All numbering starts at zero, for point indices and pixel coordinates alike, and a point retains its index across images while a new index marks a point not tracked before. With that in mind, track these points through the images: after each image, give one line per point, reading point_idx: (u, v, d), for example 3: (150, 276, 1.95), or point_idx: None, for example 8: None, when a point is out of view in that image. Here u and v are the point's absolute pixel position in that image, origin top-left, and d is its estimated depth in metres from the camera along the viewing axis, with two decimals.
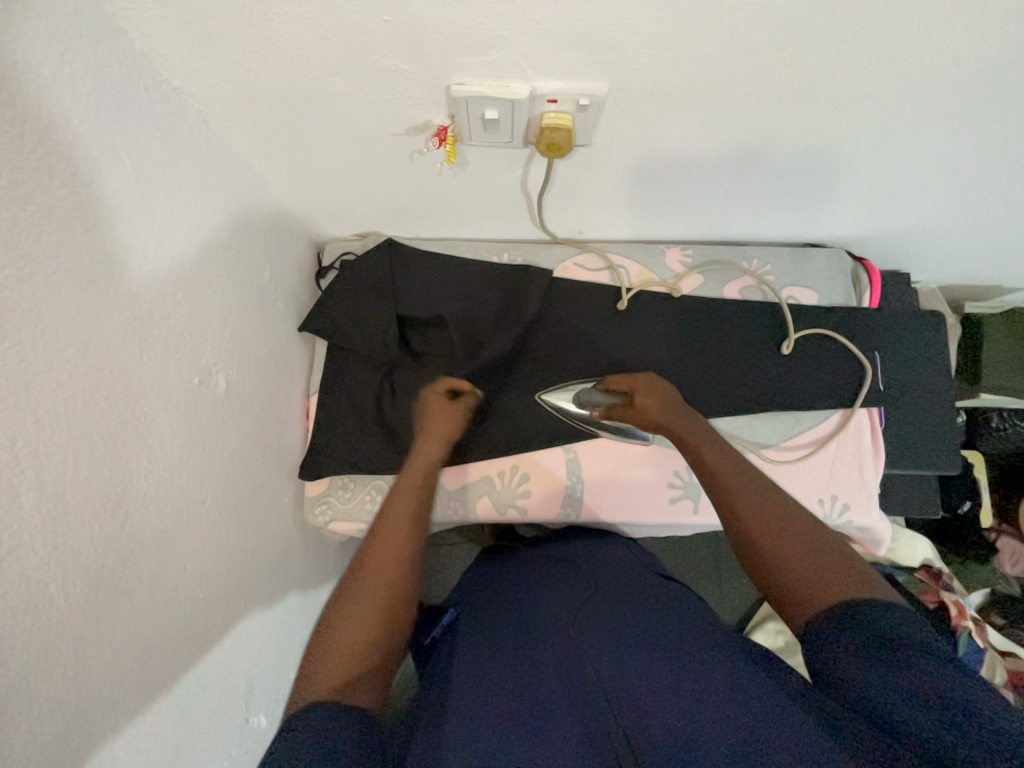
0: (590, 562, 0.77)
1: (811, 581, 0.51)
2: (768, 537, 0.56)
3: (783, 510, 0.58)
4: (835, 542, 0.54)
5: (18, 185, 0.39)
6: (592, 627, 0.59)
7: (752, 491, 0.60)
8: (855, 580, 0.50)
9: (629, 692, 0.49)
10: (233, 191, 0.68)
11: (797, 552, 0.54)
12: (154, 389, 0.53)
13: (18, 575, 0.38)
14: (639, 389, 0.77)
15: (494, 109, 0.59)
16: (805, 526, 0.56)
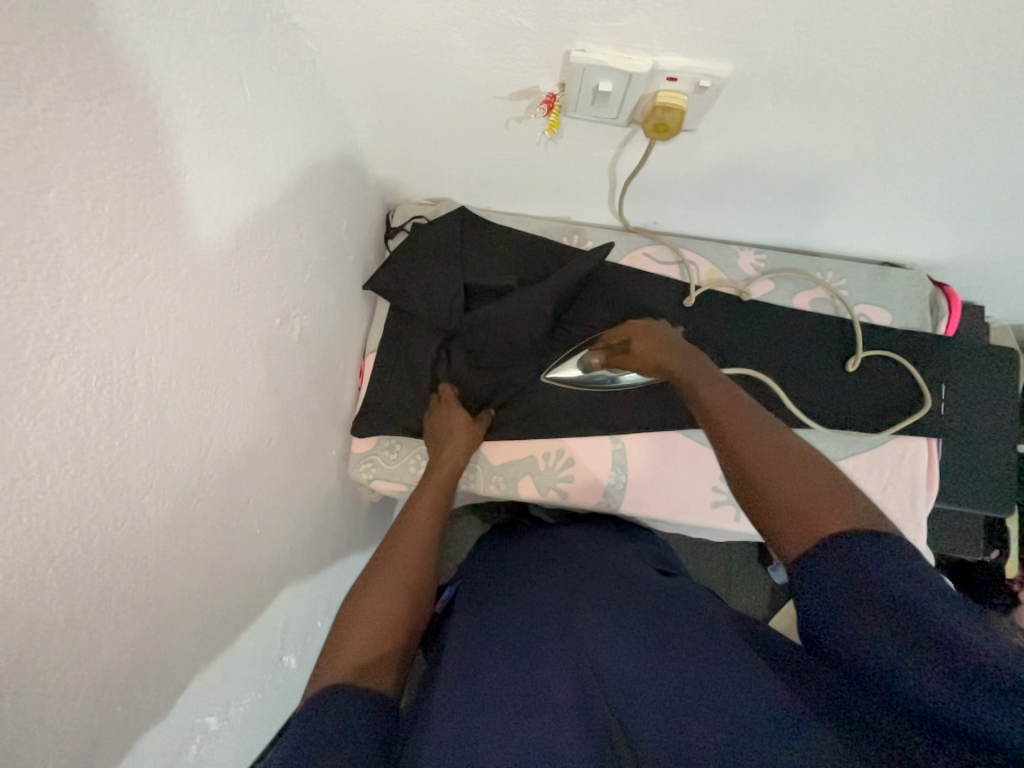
0: (589, 550, 0.75)
1: (803, 503, 0.48)
2: (758, 463, 0.52)
3: (773, 438, 0.54)
4: (826, 467, 0.50)
5: (159, 97, 0.39)
6: (587, 608, 0.57)
7: (751, 426, 0.56)
8: (854, 511, 0.46)
9: (629, 669, 0.47)
10: (327, 136, 0.67)
11: (796, 481, 0.49)
12: (244, 323, 0.54)
13: (123, 481, 0.39)
14: (636, 335, 0.80)
15: (609, 82, 0.58)
16: (797, 452, 0.52)
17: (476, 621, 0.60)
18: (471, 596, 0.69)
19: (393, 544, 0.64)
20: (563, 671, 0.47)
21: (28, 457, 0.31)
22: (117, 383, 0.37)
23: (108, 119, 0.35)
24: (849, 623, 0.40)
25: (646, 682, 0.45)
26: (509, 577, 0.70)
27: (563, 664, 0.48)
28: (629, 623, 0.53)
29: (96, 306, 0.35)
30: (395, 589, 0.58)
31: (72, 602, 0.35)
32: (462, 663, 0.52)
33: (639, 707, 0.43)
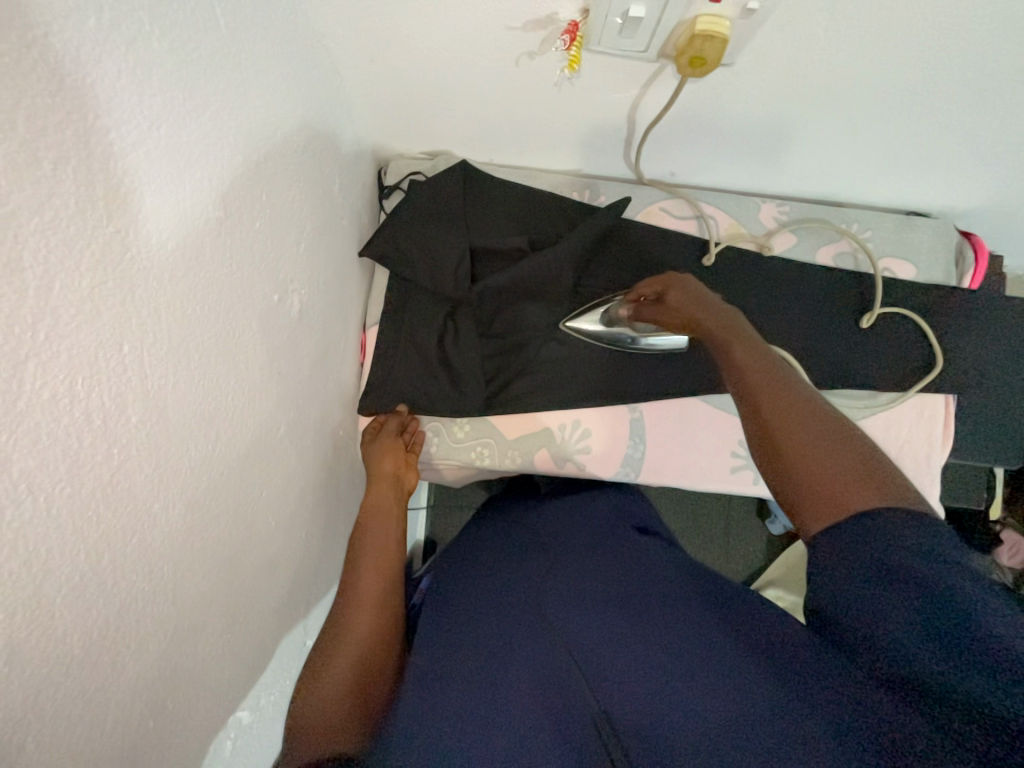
0: (573, 519, 0.73)
1: (833, 479, 0.44)
2: (791, 432, 0.48)
3: (811, 408, 0.49)
4: (866, 447, 0.45)
5: (119, 26, 0.32)
6: (559, 586, 0.55)
7: (789, 391, 0.51)
8: (888, 489, 0.42)
9: (603, 650, 0.46)
10: (313, 78, 0.58)
11: (831, 452, 0.45)
12: (241, 303, 0.48)
13: (127, 494, 0.34)
14: (672, 288, 0.68)
15: (642, 5, 0.50)
16: (835, 427, 0.47)
17: (449, 609, 0.59)
18: (445, 579, 0.67)
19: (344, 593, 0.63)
20: (533, 667, 0.47)
21: (17, 479, 0.26)
22: (109, 384, 0.32)
23: (59, 55, 0.28)
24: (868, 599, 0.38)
25: (619, 662, 0.45)
26: (488, 556, 0.68)
27: (536, 657, 0.48)
28: (601, 603, 0.52)
29: (73, 295, 0.29)
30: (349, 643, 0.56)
31: (87, 629, 0.32)
32: (430, 662, 0.52)
33: (613, 698, 0.43)
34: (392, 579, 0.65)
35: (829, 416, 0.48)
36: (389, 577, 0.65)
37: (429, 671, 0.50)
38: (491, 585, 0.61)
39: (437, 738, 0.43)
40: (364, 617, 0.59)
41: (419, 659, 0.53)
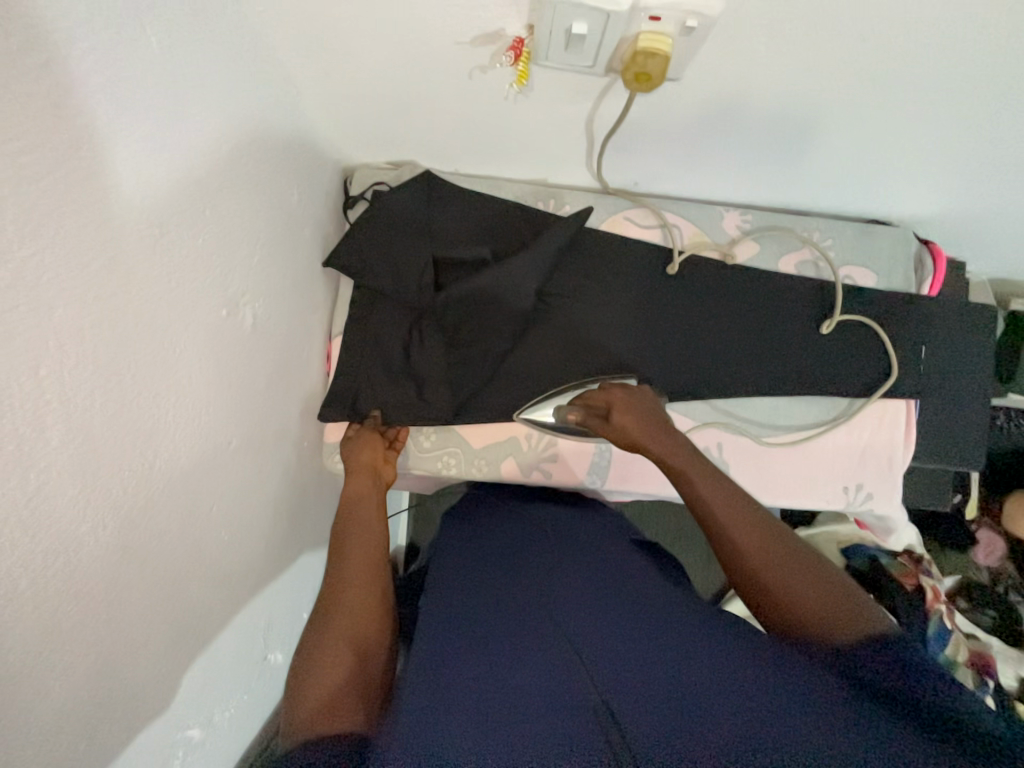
0: (558, 521, 0.74)
1: (810, 613, 0.49)
2: (761, 567, 0.53)
3: (770, 538, 0.56)
4: (827, 573, 0.52)
5: (30, 51, 0.31)
6: (567, 594, 0.55)
7: (746, 522, 0.57)
8: (852, 612, 0.48)
9: (612, 669, 0.45)
10: (264, 91, 0.58)
11: (799, 581, 0.51)
12: (182, 320, 0.47)
13: (47, 517, 0.34)
14: (616, 406, 0.74)
15: (584, 23, 0.50)
16: (799, 557, 0.54)
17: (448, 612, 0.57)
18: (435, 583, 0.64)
19: (333, 584, 0.60)
20: (547, 672, 0.46)
21: None
22: (22, 408, 0.32)
23: None
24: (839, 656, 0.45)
25: (626, 686, 0.44)
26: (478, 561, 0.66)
27: (546, 663, 0.47)
28: (597, 605, 0.53)
29: None
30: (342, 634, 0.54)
31: (2, 654, 0.32)
32: (433, 655, 0.50)
33: (623, 694, 0.43)
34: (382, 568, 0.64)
35: (792, 544, 0.55)
36: (381, 566, 0.64)
37: (436, 666, 0.48)
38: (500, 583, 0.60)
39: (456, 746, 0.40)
40: (360, 608, 0.57)
41: (426, 647, 0.51)
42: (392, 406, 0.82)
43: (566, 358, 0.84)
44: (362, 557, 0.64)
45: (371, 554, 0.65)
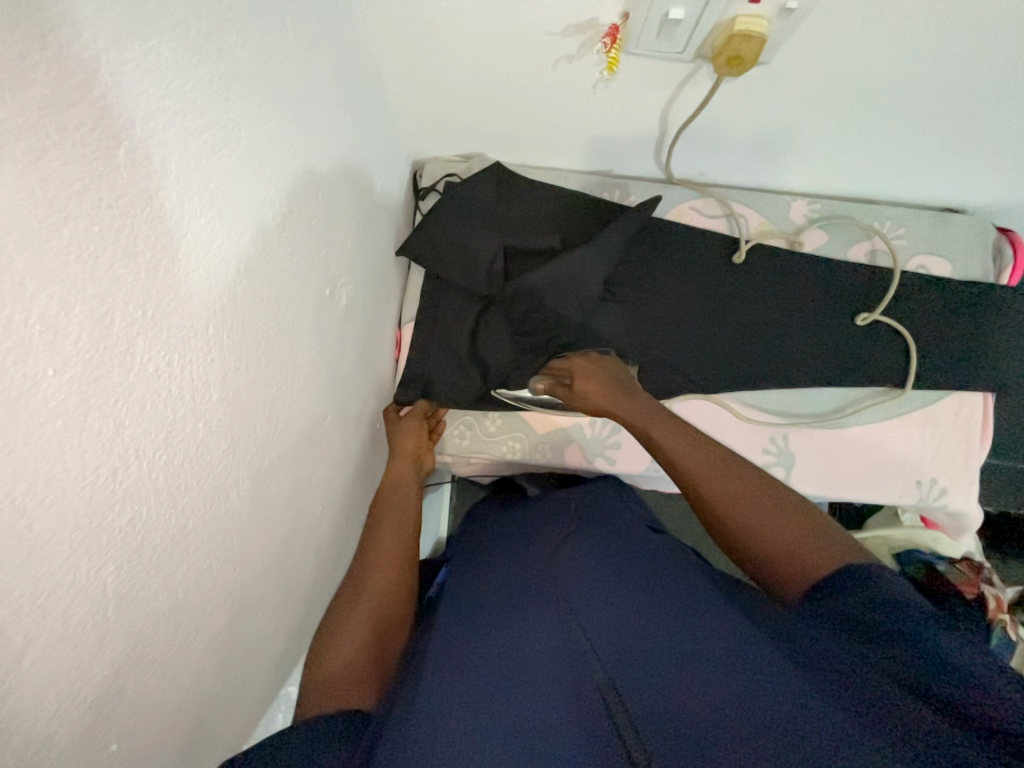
0: (586, 506, 0.72)
1: (793, 552, 0.50)
2: (740, 512, 0.55)
3: (744, 480, 0.58)
4: (801, 510, 0.54)
5: (214, 37, 0.34)
6: (578, 572, 0.54)
7: (721, 468, 0.59)
8: (830, 547, 0.50)
9: (627, 640, 0.45)
10: (364, 83, 0.62)
11: (777, 524, 0.53)
12: (299, 296, 0.50)
13: (207, 467, 0.37)
14: (579, 373, 0.75)
15: (682, 8, 0.52)
16: (776, 498, 0.56)
17: (463, 599, 0.58)
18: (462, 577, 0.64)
19: (361, 562, 0.61)
20: (558, 646, 0.45)
21: (127, 443, 0.29)
22: (196, 363, 0.35)
23: (168, 60, 0.30)
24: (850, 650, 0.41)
25: (647, 663, 0.42)
26: (496, 553, 0.66)
27: (553, 636, 0.46)
28: (616, 592, 0.50)
29: (175, 280, 0.32)
30: (366, 613, 0.55)
31: (176, 589, 0.34)
32: (452, 635, 0.51)
33: (640, 680, 0.41)
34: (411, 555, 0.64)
35: (767, 486, 0.57)
36: (408, 551, 0.64)
37: (450, 646, 0.49)
38: (512, 571, 0.59)
39: (457, 718, 0.41)
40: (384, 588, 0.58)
41: (444, 633, 0.52)
42: (457, 393, 0.84)
43: (632, 347, 0.85)
44: (393, 540, 0.64)
45: (400, 535, 0.65)
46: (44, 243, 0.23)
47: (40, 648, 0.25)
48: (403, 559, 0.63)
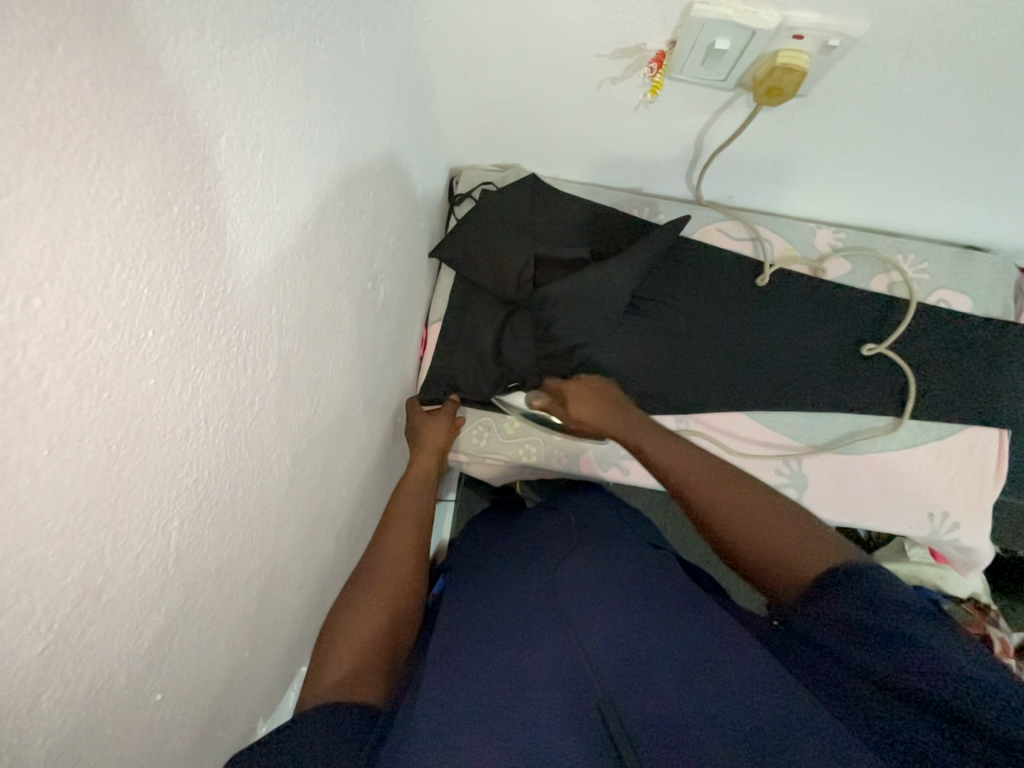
0: (585, 515, 0.73)
1: (789, 555, 0.51)
2: (734, 520, 0.57)
3: (735, 487, 0.60)
4: (794, 512, 0.55)
5: (302, 41, 0.37)
6: (577, 581, 0.54)
7: (713, 478, 0.62)
8: (826, 548, 0.51)
9: (626, 656, 0.45)
10: (416, 91, 0.65)
11: (769, 529, 0.54)
12: (346, 287, 0.53)
13: (258, 441, 0.39)
14: (571, 396, 0.79)
15: (727, 39, 0.55)
16: (769, 503, 0.57)
17: (460, 600, 0.58)
18: (461, 580, 0.64)
19: (377, 555, 0.62)
20: (555, 658, 0.45)
21: (199, 408, 0.31)
22: (260, 339, 0.37)
23: (265, 58, 0.33)
24: (853, 650, 0.42)
25: (644, 678, 0.43)
26: (496, 554, 0.67)
27: (553, 650, 0.46)
28: (618, 598, 0.51)
29: (250, 260, 0.34)
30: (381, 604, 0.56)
31: (221, 554, 0.36)
32: (450, 642, 0.50)
33: (636, 699, 0.41)
34: (424, 553, 0.65)
35: (759, 491, 0.59)
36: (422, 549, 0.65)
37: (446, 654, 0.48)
38: (510, 577, 0.59)
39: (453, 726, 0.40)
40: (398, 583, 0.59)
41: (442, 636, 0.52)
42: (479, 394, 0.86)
43: (653, 359, 0.86)
44: (408, 537, 0.65)
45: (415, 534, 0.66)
46: (158, 217, 0.25)
47: (113, 591, 0.26)
48: (417, 557, 0.63)
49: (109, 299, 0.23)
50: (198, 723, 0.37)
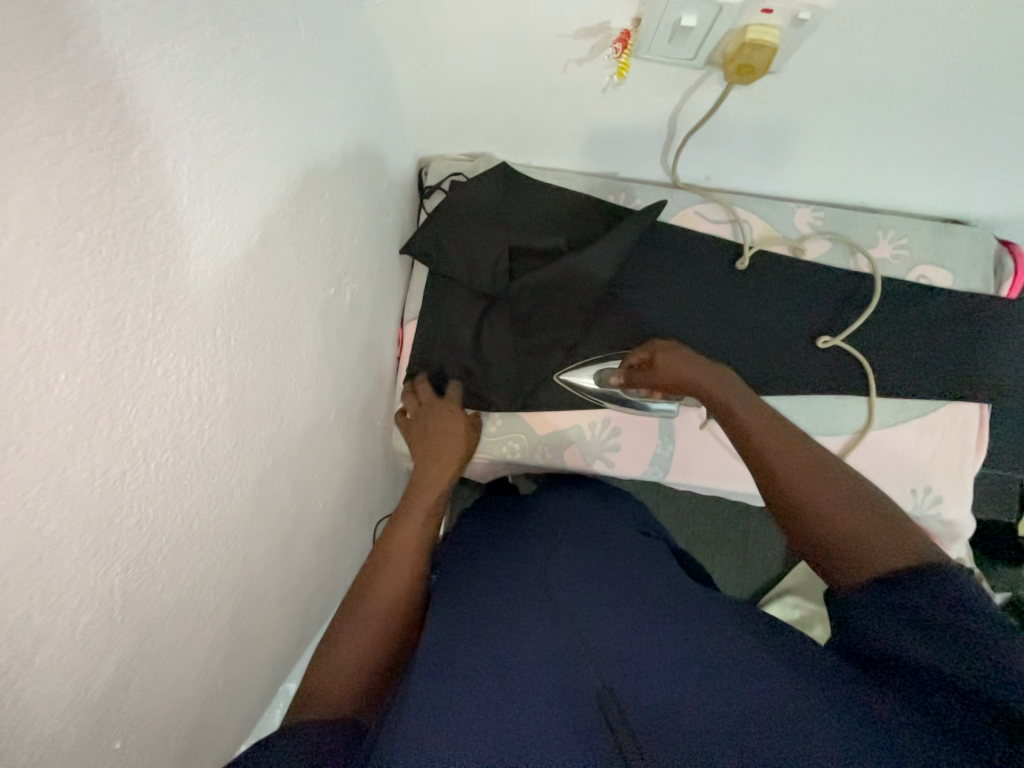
0: (574, 509, 0.71)
1: (862, 541, 0.45)
2: (806, 493, 0.50)
3: (812, 459, 0.53)
4: (880, 501, 0.48)
5: (227, 38, 0.34)
6: (568, 577, 0.54)
7: (790, 444, 0.55)
8: (906, 543, 0.44)
9: (619, 648, 0.44)
10: (372, 81, 0.61)
11: (846, 507, 0.48)
12: (305, 294, 0.50)
13: (214, 467, 0.37)
14: (659, 350, 0.71)
15: (694, 15, 0.52)
16: (851, 482, 0.50)
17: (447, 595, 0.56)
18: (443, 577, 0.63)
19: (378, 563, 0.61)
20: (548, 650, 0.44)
21: (135, 444, 0.29)
22: (205, 364, 0.35)
23: (182, 61, 0.30)
24: (878, 630, 0.41)
25: (638, 671, 0.42)
26: (480, 549, 0.65)
27: (546, 644, 0.45)
28: (610, 594, 0.50)
29: (184, 280, 0.32)
30: (381, 609, 0.55)
31: (180, 589, 0.35)
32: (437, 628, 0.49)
33: (634, 694, 0.40)
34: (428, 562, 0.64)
35: (840, 468, 0.52)
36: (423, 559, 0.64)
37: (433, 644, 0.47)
38: (500, 571, 0.58)
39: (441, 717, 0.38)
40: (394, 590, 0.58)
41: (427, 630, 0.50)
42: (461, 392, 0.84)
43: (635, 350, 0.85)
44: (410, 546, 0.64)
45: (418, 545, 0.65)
46: (59, 249, 0.23)
47: (48, 650, 0.25)
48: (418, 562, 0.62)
49: (5, 345, 0.21)
50: (170, 759, 0.36)
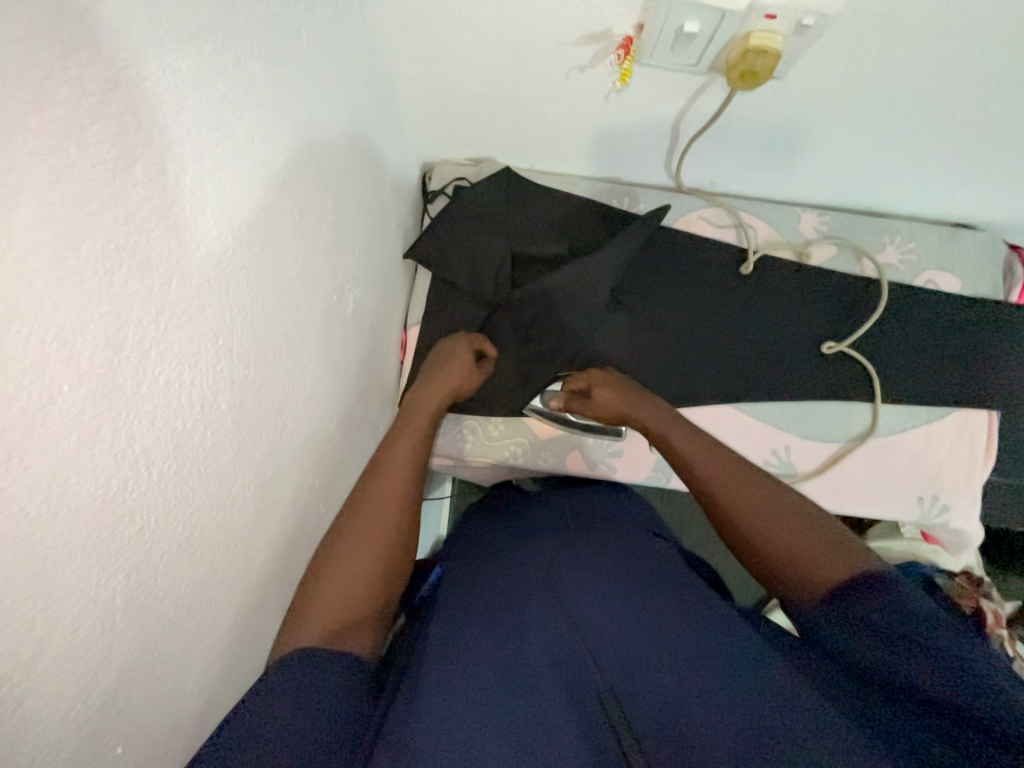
0: (582, 512, 0.70)
1: (802, 559, 0.47)
2: (745, 521, 0.52)
3: (745, 482, 0.54)
4: (813, 515, 0.50)
5: (228, 52, 0.34)
6: (574, 567, 0.52)
7: (727, 468, 0.56)
8: (843, 556, 0.46)
9: (626, 647, 0.43)
10: (375, 89, 0.61)
11: (781, 530, 0.49)
12: (307, 301, 0.51)
13: (214, 475, 0.37)
14: (596, 383, 0.73)
15: (696, 22, 0.52)
16: (785, 501, 0.52)
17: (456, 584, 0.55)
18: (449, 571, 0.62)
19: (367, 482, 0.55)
20: (552, 643, 0.43)
21: (137, 454, 0.29)
22: (207, 373, 0.35)
23: (181, 75, 0.30)
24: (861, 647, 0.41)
25: (647, 676, 0.41)
26: (484, 544, 0.65)
27: (551, 637, 0.44)
28: (621, 590, 0.49)
29: (186, 291, 0.32)
30: (373, 535, 0.50)
31: (179, 597, 0.35)
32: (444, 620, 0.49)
33: (644, 702, 0.39)
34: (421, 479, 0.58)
35: (772, 488, 0.54)
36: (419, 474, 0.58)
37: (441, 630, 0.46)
38: (502, 560, 0.57)
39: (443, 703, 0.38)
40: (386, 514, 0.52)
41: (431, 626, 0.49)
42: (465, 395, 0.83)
43: (637, 355, 0.85)
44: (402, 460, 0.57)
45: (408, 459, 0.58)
46: (61, 263, 0.23)
47: (48, 659, 0.25)
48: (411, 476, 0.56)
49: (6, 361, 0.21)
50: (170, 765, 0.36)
